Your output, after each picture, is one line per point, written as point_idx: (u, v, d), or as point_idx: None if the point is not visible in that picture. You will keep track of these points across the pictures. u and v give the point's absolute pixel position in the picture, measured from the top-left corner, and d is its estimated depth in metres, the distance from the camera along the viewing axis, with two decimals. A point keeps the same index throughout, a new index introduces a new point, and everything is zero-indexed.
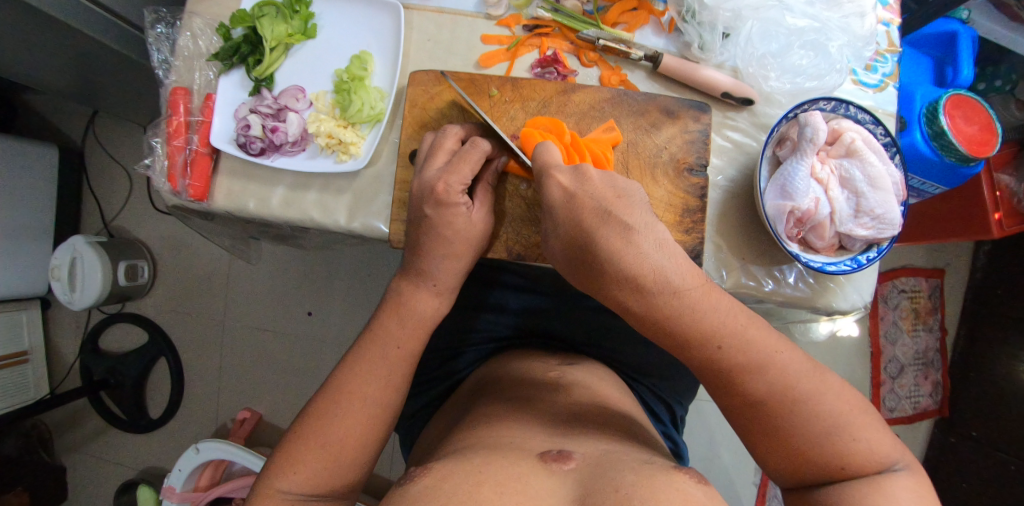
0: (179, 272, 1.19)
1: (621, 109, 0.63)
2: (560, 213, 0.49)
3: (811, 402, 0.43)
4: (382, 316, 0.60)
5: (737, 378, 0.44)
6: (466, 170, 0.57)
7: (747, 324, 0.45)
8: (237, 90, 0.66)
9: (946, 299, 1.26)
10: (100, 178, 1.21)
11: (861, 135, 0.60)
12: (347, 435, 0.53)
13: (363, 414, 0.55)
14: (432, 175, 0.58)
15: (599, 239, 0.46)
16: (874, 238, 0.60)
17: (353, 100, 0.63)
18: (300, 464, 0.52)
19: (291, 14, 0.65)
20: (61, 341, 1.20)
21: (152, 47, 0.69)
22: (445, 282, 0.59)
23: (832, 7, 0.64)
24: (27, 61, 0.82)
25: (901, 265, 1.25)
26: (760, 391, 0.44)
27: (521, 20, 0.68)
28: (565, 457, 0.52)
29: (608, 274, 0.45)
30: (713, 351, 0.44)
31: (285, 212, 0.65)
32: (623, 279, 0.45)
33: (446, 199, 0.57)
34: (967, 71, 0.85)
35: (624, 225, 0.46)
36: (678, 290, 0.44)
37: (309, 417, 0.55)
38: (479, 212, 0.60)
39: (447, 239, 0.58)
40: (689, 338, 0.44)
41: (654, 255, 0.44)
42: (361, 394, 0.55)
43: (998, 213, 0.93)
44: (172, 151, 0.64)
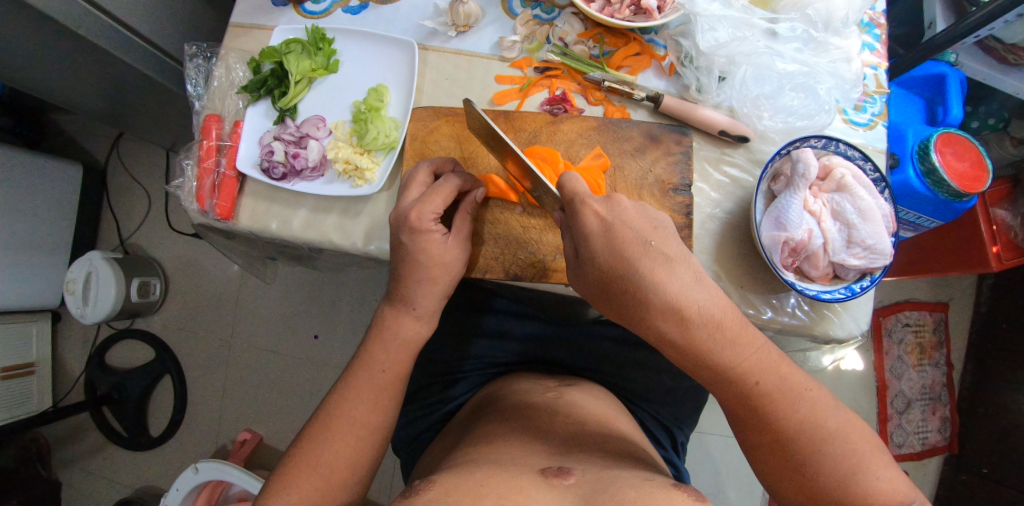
0: (190, 290, 1.22)
1: (607, 136, 0.66)
2: (598, 245, 0.49)
3: (840, 439, 0.47)
4: (369, 342, 0.61)
5: (765, 412, 0.48)
6: (438, 199, 0.59)
7: (779, 363, 0.49)
8: (263, 119, 0.70)
9: (951, 334, 1.28)
10: (120, 197, 1.25)
11: (851, 170, 0.64)
12: (339, 455, 0.55)
13: (354, 438, 0.56)
14: (407, 206, 0.59)
15: (640, 269, 0.47)
16: (868, 268, 0.62)
17: (369, 129, 0.67)
18: (295, 486, 0.53)
19: (315, 51, 0.70)
20: (68, 355, 1.21)
21: (189, 78, 0.75)
22: (427, 306, 0.61)
23: (820, 54, 0.68)
24: (65, 83, 0.87)
25: (905, 299, 1.28)
26: (792, 428, 0.47)
27: (533, 63, 0.72)
28: (564, 473, 0.53)
29: (654, 305, 0.46)
30: (748, 387, 0.48)
31: (305, 233, 0.68)
32: (664, 309, 0.47)
33: (420, 227, 0.58)
34: (957, 111, 0.89)
35: (665, 256, 0.48)
36: (719, 323, 0.47)
37: (303, 440, 0.56)
38: (454, 240, 0.61)
39: (424, 265, 0.59)
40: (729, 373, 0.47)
41: (644, 256, 0.48)
42: (353, 416, 0.57)
43: (996, 247, 0.97)
44: (201, 173, 0.67)
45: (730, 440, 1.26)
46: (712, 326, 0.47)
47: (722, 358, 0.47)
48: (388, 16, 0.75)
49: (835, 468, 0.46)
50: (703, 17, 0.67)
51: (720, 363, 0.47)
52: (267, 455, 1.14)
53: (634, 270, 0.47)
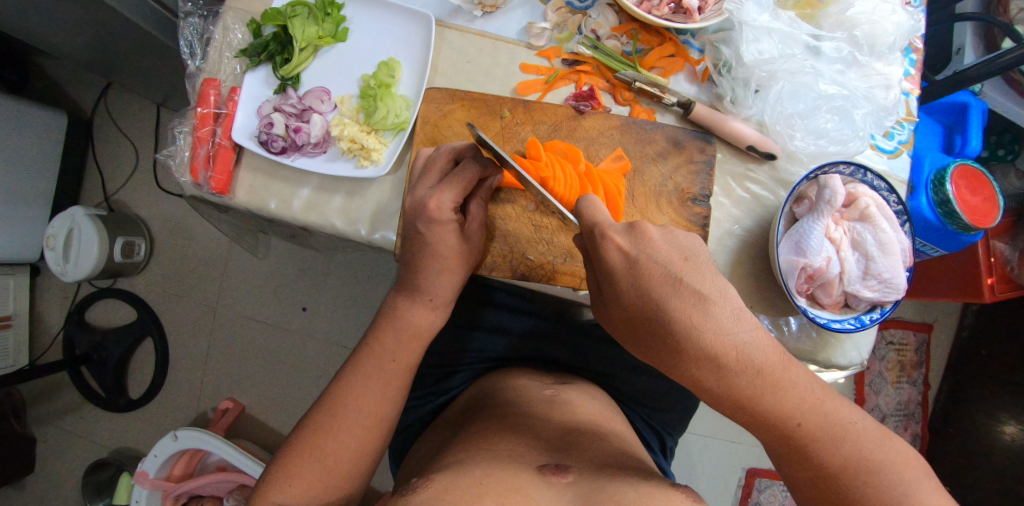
0: (176, 253, 1.17)
1: (630, 137, 0.63)
2: (624, 280, 0.46)
3: (887, 472, 0.43)
4: (376, 330, 0.59)
5: (809, 452, 0.45)
6: (456, 189, 0.56)
7: (821, 398, 0.45)
8: (262, 87, 0.66)
9: (931, 354, 1.29)
10: (105, 150, 1.18)
11: (875, 201, 0.63)
12: (342, 446, 0.53)
13: (359, 429, 0.54)
14: (424, 193, 0.57)
15: (670, 309, 0.44)
16: (880, 301, 0.62)
17: (378, 106, 0.63)
18: (296, 476, 0.51)
19: (322, 17, 0.65)
20: (46, 310, 1.17)
21: (182, 37, 0.69)
22: (439, 294, 0.58)
23: (859, 77, 0.65)
24: (50, 27, 0.81)
25: (892, 317, 1.28)
26: (838, 463, 0.44)
27: (561, 53, 0.68)
28: (562, 470, 0.53)
29: (687, 354, 0.44)
30: (789, 427, 0.44)
31: (306, 216, 0.65)
32: (701, 360, 0.43)
33: (438, 216, 0.56)
34: (975, 141, 0.90)
35: (698, 294, 0.44)
36: (760, 368, 0.43)
37: (305, 429, 0.54)
38: (472, 226, 0.59)
39: (440, 255, 0.56)
40: (770, 415, 0.44)
41: (674, 295, 0.44)
42: (358, 407, 0.55)
43: (991, 279, 0.97)
44: (195, 143, 0.63)
45: (711, 443, 1.27)
46: (752, 372, 0.43)
47: (766, 403, 0.44)
48: None
49: (886, 504, 0.42)
50: (750, 26, 0.63)
51: (761, 406, 0.44)
52: (250, 425, 1.13)
53: (665, 312, 0.44)
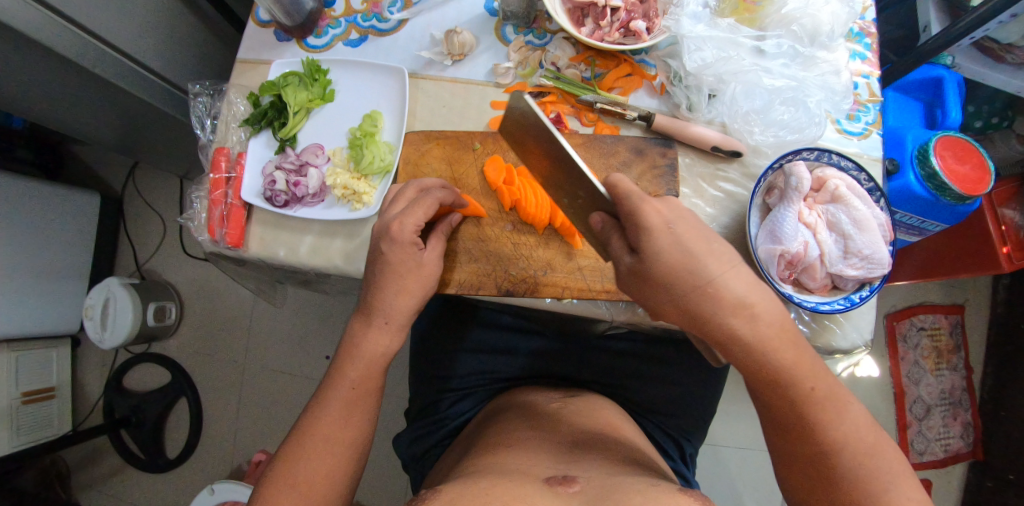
0: (204, 314, 1.25)
1: (593, 151, 0.68)
2: (661, 240, 0.51)
3: (845, 427, 0.50)
4: (337, 361, 0.60)
5: (781, 389, 0.51)
6: (418, 211, 0.59)
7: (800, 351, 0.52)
8: (265, 149, 0.73)
9: (968, 337, 1.35)
10: (136, 224, 1.29)
11: (845, 181, 0.65)
12: (312, 475, 0.54)
13: (328, 454, 0.55)
14: (391, 216, 0.60)
15: (705, 261, 0.51)
16: (866, 278, 0.63)
17: (364, 154, 0.69)
18: (270, 504, 0.52)
19: (311, 82, 0.73)
20: (87, 379, 1.25)
21: (192, 114, 0.77)
22: (392, 316, 0.59)
23: (807, 68, 0.68)
24: (83, 119, 0.92)
25: (917, 303, 1.36)
26: (833, 437, 0.50)
27: (527, 88, 0.73)
28: (568, 481, 0.57)
29: (708, 293, 0.50)
30: (769, 366, 0.51)
31: (312, 259, 0.70)
32: (734, 305, 0.50)
33: (399, 237, 0.59)
34: (956, 113, 0.90)
35: (725, 251, 0.52)
36: (754, 312, 0.50)
37: (276, 463, 0.55)
38: (430, 255, 0.61)
39: (399, 276, 0.59)
40: (785, 372, 0.51)
41: (707, 250, 0.51)
42: (322, 437, 0.56)
43: (1007, 247, 0.98)
44: (210, 204, 0.70)
45: (747, 455, 1.24)
46: (749, 314, 0.50)
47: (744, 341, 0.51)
48: (386, 47, 0.76)
49: (837, 449, 0.50)
50: (690, 38, 0.68)
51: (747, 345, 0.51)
52: None
53: (697, 261, 0.51)
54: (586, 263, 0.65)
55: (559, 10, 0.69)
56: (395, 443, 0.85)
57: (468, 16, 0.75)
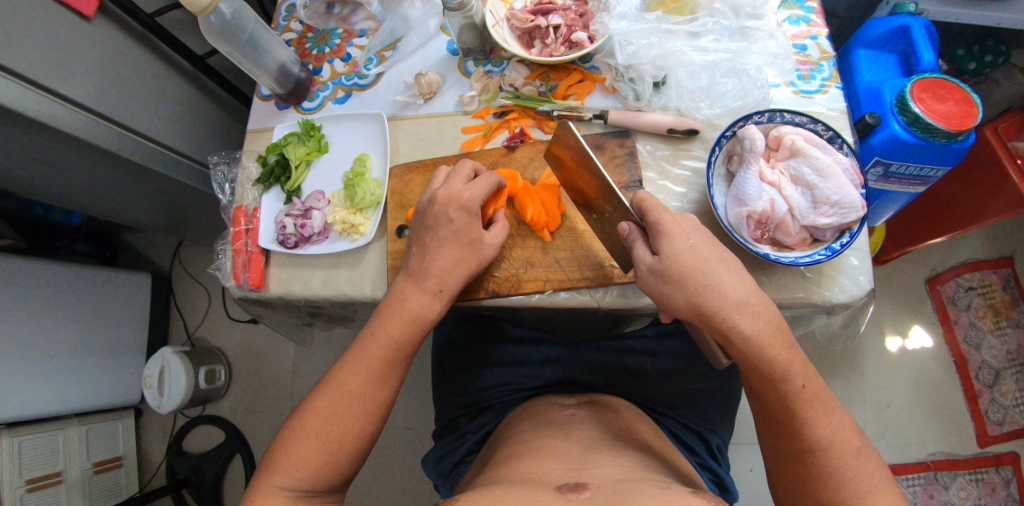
0: (249, 371, 1.35)
1: None
2: (678, 246, 0.55)
3: (830, 430, 0.53)
4: (381, 317, 0.64)
5: (774, 385, 0.54)
6: (484, 185, 0.65)
7: (795, 355, 0.55)
8: (276, 202, 0.82)
9: None
10: (184, 296, 1.44)
11: (801, 135, 0.66)
12: (338, 427, 0.59)
13: (349, 411, 0.60)
14: (456, 189, 0.65)
15: (713, 270, 0.55)
16: (842, 224, 0.63)
17: (356, 191, 0.78)
18: (301, 460, 0.58)
19: (308, 138, 0.82)
20: (151, 446, 1.36)
21: (215, 182, 0.88)
22: (445, 284, 0.64)
23: (744, 39, 0.75)
24: (130, 205, 1.08)
25: (964, 261, 1.30)
26: (824, 437, 0.53)
27: (491, 110, 0.80)
28: (580, 487, 0.57)
29: (708, 295, 0.54)
30: (767, 362, 0.54)
31: (323, 290, 0.77)
32: (737, 303, 0.54)
33: (467, 208, 0.64)
34: (929, 56, 0.88)
35: (729, 263, 0.56)
36: (755, 316, 0.54)
37: (301, 412, 0.61)
38: (491, 237, 0.66)
39: (461, 244, 0.64)
40: (780, 369, 0.53)
41: (716, 260, 0.55)
42: (347, 393, 0.61)
43: None
44: (234, 253, 0.79)
45: None
46: (750, 315, 0.54)
47: (746, 339, 0.54)
48: (368, 99, 0.86)
49: (824, 453, 0.53)
50: (620, 35, 0.74)
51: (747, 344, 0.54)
52: None
53: (706, 269, 0.55)
54: (562, 255, 0.69)
55: (510, 37, 0.79)
56: (424, 462, 0.89)
57: (433, 59, 0.85)
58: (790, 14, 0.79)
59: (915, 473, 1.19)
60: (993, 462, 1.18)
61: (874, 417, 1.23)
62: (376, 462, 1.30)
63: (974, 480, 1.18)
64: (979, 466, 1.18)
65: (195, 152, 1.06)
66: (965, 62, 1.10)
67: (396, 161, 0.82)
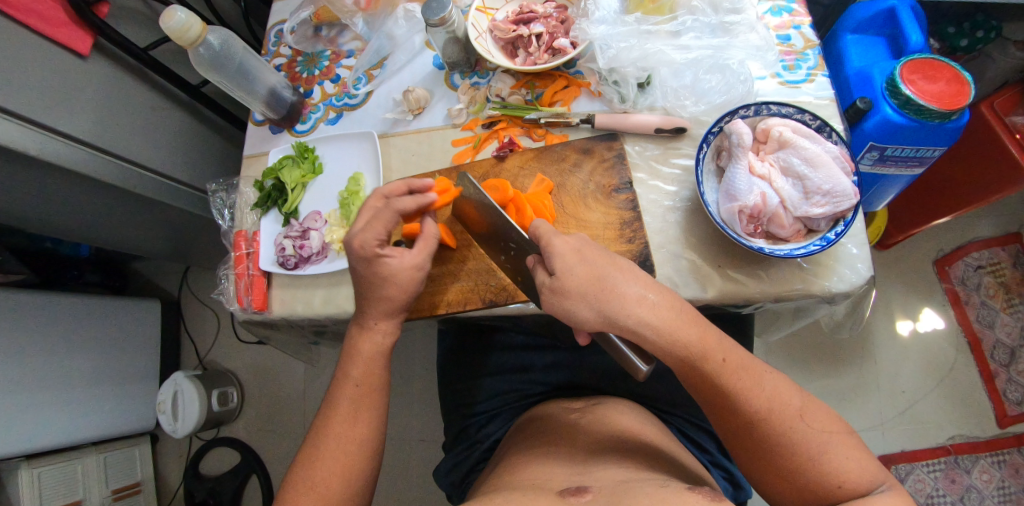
0: (261, 391, 1.37)
1: (547, 161, 0.74)
2: (572, 261, 0.56)
3: (785, 413, 0.52)
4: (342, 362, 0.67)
5: (721, 380, 0.54)
6: (377, 227, 0.64)
7: (725, 346, 0.55)
8: (274, 225, 0.83)
9: None
10: (194, 321, 1.47)
11: (789, 126, 0.66)
12: (329, 471, 0.60)
13: (340, 451, 0.62)
14: (353, 236, 0.65)
15: (614, 276, 0.56)
16: (836, 213, 0.63)
17: (352, 210, 0.79)
18: (296, 504, 0.59)
19: (302, 160, 0.84)
20: (169, 471, 1.38)
21: (215, 209, 0.89)
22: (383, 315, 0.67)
23: (727, 34, 0.75)
24: (134, 236, 1.10)
25: (972, 240, 1.28)
26: (762, 408, 0.52)
27: (480, 121, 0.81)
28: (581, 491, 0.57)
29: (623, 300, 0.55)
30: (714, 364, 0.54)
31: (325, 309, 0.78)
32: (636, 299, 0.55)
33: (367, 253, 0.64)
34: (918, 37, 0.87)
35: (619, 263, 0.58)
36: (672, 316, 0.55)
37: (297, 463, 0.63)
38: (402, 261, 0.65)
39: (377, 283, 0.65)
40: (698, 356, 0.54)
41: (609, 265, 0.57)
42: (333, 434, 0.63)
43: None
44: (236, 278, 0.80)
45: None
46: (666, 316, 0.55)
47: (676, 336, 0.54)
48: (359, 118, 0.87)
49: (798, 442, 0.50)
50: (601, 39, 0.74)
51: (674, 340, 0.54)
52: None
53: (606, 276, 0.56)
54: None
55: (493, 48, 0.80)
56: (434, 472, 0.89)
57: (421, 75, 0.86)
58: (773, 5, 0.79)
59: (933, 458, 1.17)
60: (1015, 443, 1.16)
61: (888, 404, 1.22)
62: (391, 476, 1.31)
63: (996, 462, 1.16)
64: (1000, 448, 1.16)
65: (195, 180, 1.08)
66: (959, 39, 1.08)
67: (389, 178, 0.82)
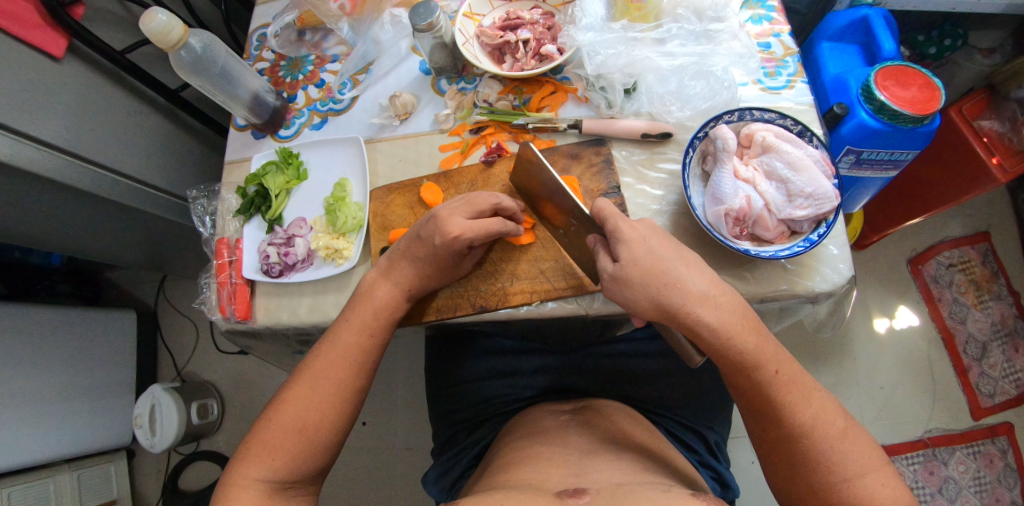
0: (243, 402, 1.34)
1: None
2: (637, 251, 0.56)
3: (825, 429, 0.52)
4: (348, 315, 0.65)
5: (770, 390, 0.54)
6: (477, 231, 0.64)
7: (783, 355, 0.56)
8: (258, 232, 0.82)
9: (1002, 261, 1.30)
10: (171, 331, 1.43)
11: (771, 131, 0.68)
12: (309, 426, 0.59)
13: (324, 412, 0.60)
14: (448, 227, 0.63)
15: (679, 268, 0.56)
16: (818, 215, 0.64)
17: (338, 216, 0.78)
18: (273, 456, 0.57)
19: (286, 166, 0.82)
20: (146, 487, 1.33)
21: (195, 215, 0.87)
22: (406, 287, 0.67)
23: (710, 41, 0.77)
24: (110, 244, 1.07)
25: (942, 240, 1.33)
26: (806, 422, 0.53)
27: (467, 127, 0.81)
28: (579, 492, 0.57)
29: (688, 295, 0.55)
30: (767, 372, 0.54)
31: (311, 317, 0.77)
32: (700, 296, 0.55)
33: (454, 248, 0.63)
34: (890, 45, 0.90)
35: (693, 260, 0.58)
36: (740, 315, 0.55)
37: (272, 415, 0.60)
38: (467, 260, 0.69)
39: (429, 258, 0.65)
40: (751, 358, 0.54)
41: (679, 260, 0.57)
42: (321, 396, 0.61)
43: (995, 158, 1.02)
44: (218, 286, 0.78)
45: None
46: (735, 315, 0.55)
47: (735, 345, 0.55)
48: (344, 123, 0.86)
49: (831, 459, 0.51)
50: (588, 45, 0.75)
51: (731, 346, 0.55)
52: None
53: (672, 269, 0.56)
54: (547, 265, 0.70)
55: (480, 54, 0.80)
56: (423, 481, 0.88)
57: (407, 80, 0.86)
58: (753, 13, 0.81)
59: (913, 452, 1.21)
60: (988, 434, 1.20)
61: (869, 400, 1.25)
62: (379, 484, 1.29)
63: (971, 454, 1.20)
64: (974, 440, 1.20)
65: (174, 186, 1.05)
66: (926, 47, 1.12)
67: (375, 183, 0.82)
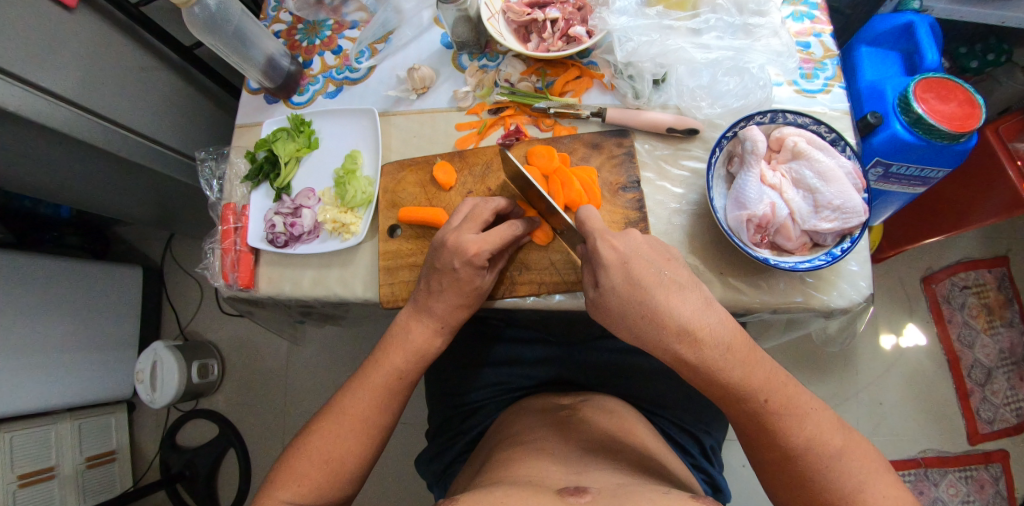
0: (242, 366, 1.35)
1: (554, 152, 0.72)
2: (616, 276, 0.54)
3: (829, 457, 0.51)
4: (385, 350, 0.65)
5: (765, 417, 0.52)
6: (494, 241, 0.62)
7: (784, 384, 0.54)
8: (265, 200, 0.80)
9: (1019, 287, 1.26)
10: (176, 290, 1.43)
11: (804, 136, 0.64)
12: (340, 452, 0.59)
13: (354, 435, 0.61)
14: (467, 238, 0.62)
15: (658, 294, 0.53)
16: (843, 229, 0.61)
17: (347, 189, 0.75)
18: (301, 478, 0.58)
19: (297, 134, 0.80)
20: (144, 440, 1.36)
21: (203, 177, 0.86)
22: (447, 322, 0.65)
23: (747, 36, 0.74)
24: (118, 200, 1.06)
25: (958, 261, 1.29)
26: (799, 445, 0.51)
27: (486, 106, 0.78)
28: (581, 491, 0.56)
29: (667, 327, 0.53)
30: (758, 403, 0.52)
31: (314, 291, 0.75)
32: (678, 331, 0.52)
33: (474, 262, 0.62)
34: (934, 54, 0.85)
35: (677, 283, 0.55)
36: (730, 345, 0.52)
37: (308, 434, 0.61)
38: (490, 278, 0.65)
39: (460, 294, 0.64)
40: (736, 390, 0.52)
41: (658, 286, 0.54)
42: (350, 418, 0.61)
43: None
44: (222, 252, 0.76)
45: None
46: (723, 347, 0.52)
47: (732, 375, 0.52)
48: (359, 93, 0.83)
49: (838, 485, 0.50)
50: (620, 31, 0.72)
51: (724, 376, 0.52)
52: None
53: (652, 296, 0.53)
54: (558, 257, 0.68)
55: (505, 30, 0.77)
56: (417, 462, 0.88)
57: (427, 53, 0.82)
58: (795, 9, 0.77)
59: (906, 470, 1.19)
60: (983, 460, 1.19)
61: (868, 416, 1.23)
62: None
63: (964, 478, 1.18)
64: (969, 464, 1.19)
65: (183, 146, 1.03)
66: (967, 61, 1.07)
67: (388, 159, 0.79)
